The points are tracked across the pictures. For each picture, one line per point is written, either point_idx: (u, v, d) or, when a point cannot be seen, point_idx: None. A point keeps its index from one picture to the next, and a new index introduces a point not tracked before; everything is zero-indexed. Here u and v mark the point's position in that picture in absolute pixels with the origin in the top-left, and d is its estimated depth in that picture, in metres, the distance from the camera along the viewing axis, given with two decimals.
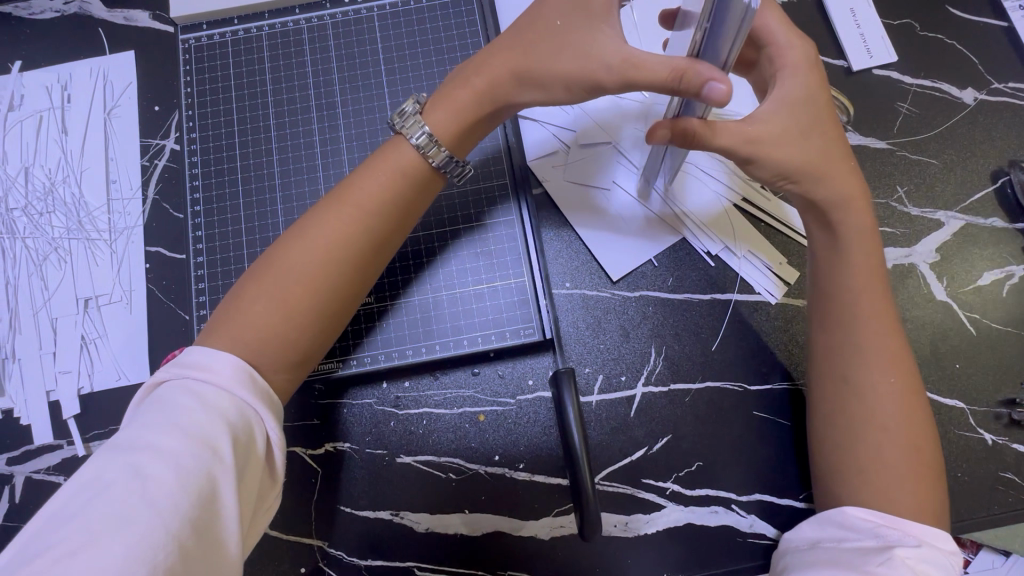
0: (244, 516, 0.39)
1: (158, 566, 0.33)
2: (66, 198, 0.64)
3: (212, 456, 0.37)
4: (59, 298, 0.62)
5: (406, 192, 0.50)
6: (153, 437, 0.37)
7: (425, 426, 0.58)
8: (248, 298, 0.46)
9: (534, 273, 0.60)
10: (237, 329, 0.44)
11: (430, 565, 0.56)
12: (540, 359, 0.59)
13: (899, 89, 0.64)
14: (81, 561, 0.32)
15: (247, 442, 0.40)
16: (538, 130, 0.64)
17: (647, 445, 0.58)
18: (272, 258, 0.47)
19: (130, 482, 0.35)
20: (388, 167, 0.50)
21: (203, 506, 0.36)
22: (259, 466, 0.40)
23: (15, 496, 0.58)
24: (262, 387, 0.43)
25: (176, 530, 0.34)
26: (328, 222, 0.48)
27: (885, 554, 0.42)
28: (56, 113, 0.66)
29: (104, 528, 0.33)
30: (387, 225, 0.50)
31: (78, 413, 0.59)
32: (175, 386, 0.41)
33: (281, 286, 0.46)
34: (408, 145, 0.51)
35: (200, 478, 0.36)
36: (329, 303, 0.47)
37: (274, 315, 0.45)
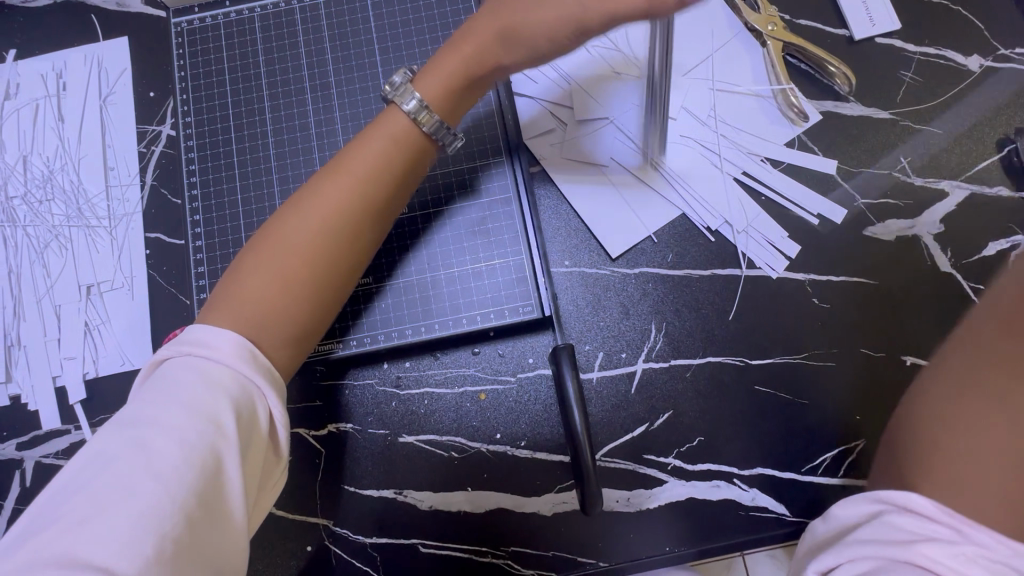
0: (250, 487, 0.40)
1: (166, 535, 0.34)
2: (65, 186, 0.65)
3: (214, 429, 0.37)
4: (61, 285, 0.63)
5: (398, 159, 0.50)
6: (156, 412, 0.38)
7: (426, 405, 0.59)
8: (245, 274, 0.46)
9: (532, 250, 0.60)
10: (237, 306, 0.44)
11: (434, 542, 0.57)
12: (540, 337, 0.59)
13: (902, 58, 0.63)
14: (91, 529, 0.33)
15: (250, 416, 0.40)
16: (534, 107, 0.63)
17: (648, 421, 0.58)
18: (271, 231, 0.47)
19: (132, 456, 0.36)
20: (385, 138, 0.50)
21: (208, 478, 0.36)
22: (262, 440, 0.40)
23: (26, 480, 0.59)
24: (262, 363, 0.43)
25: (182, 500, 0.35)
26: (327, 195, 0.48)
27: (913, 540, 0.38)
28: (51, 101, 0.66)
29: (110, 500, 0.34)
30: (385, 197, 0.50)
31: (84, 398, 0.60)
32: (176, 364, 0.40)
33: (281, 260, 0.46)
34: (403, 113, 0.50)
35: (204, 451, 0.37)
36: (330, 278, 0.47)
37: (276, 290, 0.45)
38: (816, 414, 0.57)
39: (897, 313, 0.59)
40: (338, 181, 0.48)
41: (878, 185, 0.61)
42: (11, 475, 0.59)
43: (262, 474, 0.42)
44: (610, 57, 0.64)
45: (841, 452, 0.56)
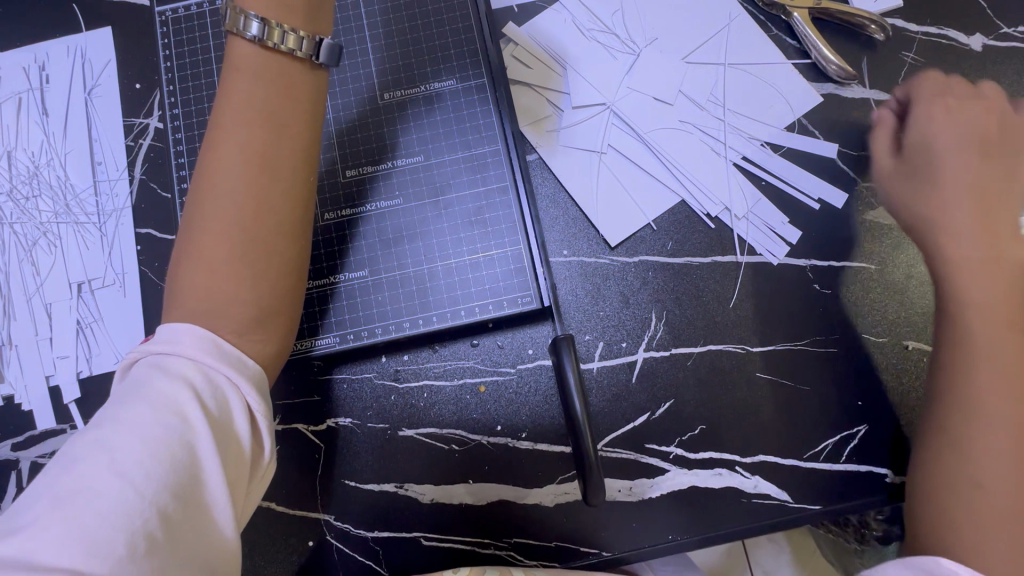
0: (232, 482, 0.39)
1: (138, 532, 0.33)
2: (52, 181, 0.63)
3: (182, 424, 0.37)
4: (52, 283, 0.62)
5: (281, 96, 0.45)
6: (124, 410, 0.37)
7: (426, 398, 0.58)
8: (189, 270, 0.43)
9: (531, 240, 0.58)
10: (198, 297, 0.42)
11: (436, 535, 0.57)
12: (540, 328, 0.59)
13: (904, 37, 0.62)
14: (57, 532, 0.32)
15: (222, 410, 0.39)
16: (531, 93, 0.62)
17: (649, 410, 0.57)
18: (195, 212, 0.44)
19: (100, 455, 0.35)
20: (248, 75, 0.45)
21: (181, 474, 0.36)
22: (240, 433, 0.39)
23: (23, 480, 0.58)
24: (232, 354, 0.41)
25: (153, 496, 0.34)
26: (230, 151, 0.43)
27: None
28: (35, 94, 0.64)
29: (78, 500, 0.33)
30: (293, 138, 0.45)
31: (78, 397, 0.59)
32: (143, 364, 0.40)
33: (221, 236, 0.43)
34: (247, 41, 0.45)
35: (172, 447, 0.36)
36: (280, 237, 0.44)
37: (231, 269, 0.42)
38: (818, 400, 0.57)
39: (899, 297, 0.58)
40: (232, 142, 0.43)
41: None
42: (7, 476, 0.58)
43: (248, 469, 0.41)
44: (607, 40, 0.63)
45: (843, 438, 0.56)
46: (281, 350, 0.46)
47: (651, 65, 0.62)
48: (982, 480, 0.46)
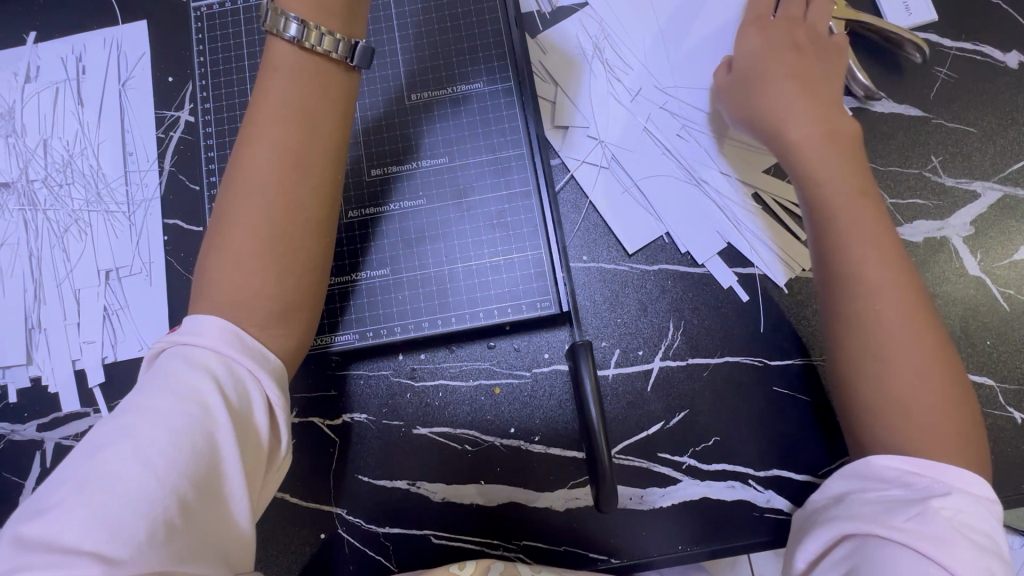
0: (249, 475, 0.39)
1: (157, 518, 0.34)
2: (85, 170, 0.65)
3: (203, 413, 0.37)
4: (81, 269, 0.63)
5: (313, 95, 0.46)
6: (148, 397, 0.38)
7: (441, 398, 0.59)
8: (217, 264, 0.44)
9: (551, 245, 0.58)
10: (224, 291, 0.43)
11: (446, 534, 0.57)
12: (557, 332, 0.59)
13: (938, 53, 0.61)
14: (80, 515, 0.33)
15: (242, 403, 0.39)
16: (555, 98, 0.62)
17: (663, 419, 0.57)
18: (225, 206, 0.44)
19: (124, 441, 0.36)
20: (285, 74, 0.45)
21: (201, 464, 0.36)
22: (259, 427, 0.40)
23: (46, 461, 0.60)
24: (254, 348, 0.41)
25: (173, 484, 0.35)
26: (263, 147, 0.44)
27: (920, 506, 0.39)
28: (72, 84, 0.66)
29: (100, 484, 0.34)
30: (325, 137, 0.46)
31: (102, 381, 0.61)
32: (167, 354, 0.41)
33: (249, 231, 0.43)
34: (284, 41, 0.45)
35: (193, 435, 0.36)
36: (308, 234, 0.45)
37: (259, 264, 0.43)
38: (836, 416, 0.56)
39: None
40: (263, 141, 0.44)
41: (908, 184, 0.60)
42: (32, 455, 0.60)
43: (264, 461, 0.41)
44: (636, 46, 0.63)
45: None
46: (302, 345, 0.47)
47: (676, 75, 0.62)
48: (881, 396, 0.45)
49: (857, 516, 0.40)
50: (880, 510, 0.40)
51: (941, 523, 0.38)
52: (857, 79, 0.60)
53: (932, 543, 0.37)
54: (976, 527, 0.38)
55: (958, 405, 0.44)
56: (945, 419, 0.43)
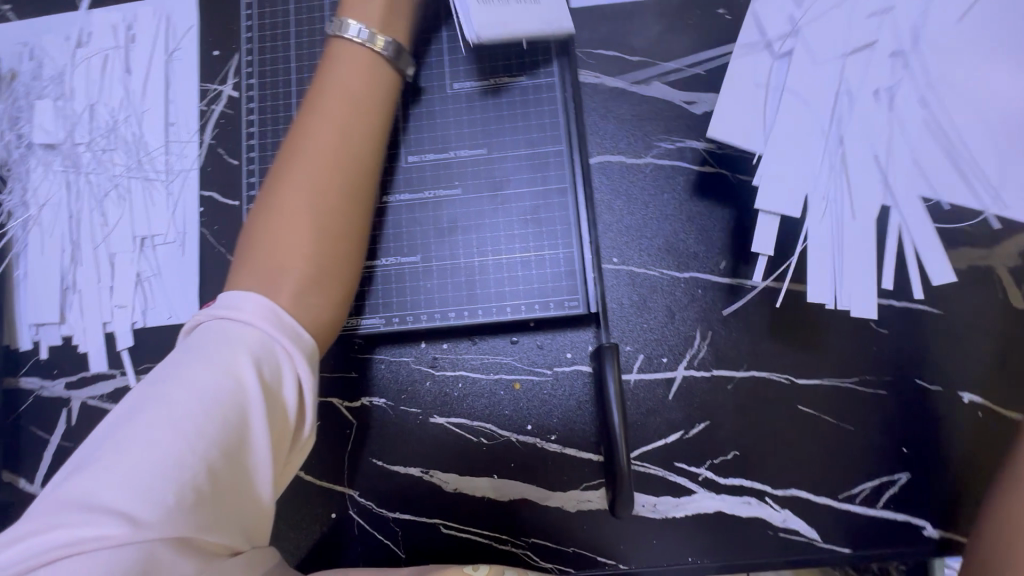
0: (274, 450, 0.40)
1: (186, 487, 0.35)
2: (127, 137, 0.66)
3: (236, 389, 0.37)
4: (117, 234, 0.64)
5: (364, 82, 0.50)
6: (185, 366, 0.38)
7: (460, 389, 0.59)
8: (261, 232, 0.45)
9: (583, 244, 0.57)
10: (265, 257, 0.43)
11: (455, 524, 0.57)
12: (581, 333, 0.58)
13: None
14: (115, 477, 0.34)
15: (275, 379, 0.39)
16: (598, 95, 0.62)
17: (683, 429, 0.57)
18: (275, 179, 0.46)
19: (160, 409, 0.36)
20: (337, 62, 0.50)
21: (229, 437, 0.37)
22: (288, 404, 0.40)
23: (71, 419, 0.61)
24: (289, 325, 0.41)
25: (202, 455, 0.36)
26: (319, 124, 0.47)
27: None
28: (120, 51, 0.67)
29: (134, 450, 0.35)
30: (373, 122, 0.49)
31: (131, 346, 0.62)
32: (208, 324, 0.41)
33: (297, 200, 0.45)
34: (340, 37, 0.51)
35: (225, 409, 0.37)
36: (347, 207, 0.46)
37: (299, 230, 0.44)
38: (860, 441, 0.55)
39: (959, 346, 0.56)
40: (312, 118, 0.47)
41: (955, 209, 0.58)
42: (58, 412, 0.61)
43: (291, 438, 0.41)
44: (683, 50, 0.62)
45: (881, 483, 0.54)
46: (333, 323, 0.46)
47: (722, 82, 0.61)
48: None
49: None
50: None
51: None
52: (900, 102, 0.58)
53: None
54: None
55: None
56: None
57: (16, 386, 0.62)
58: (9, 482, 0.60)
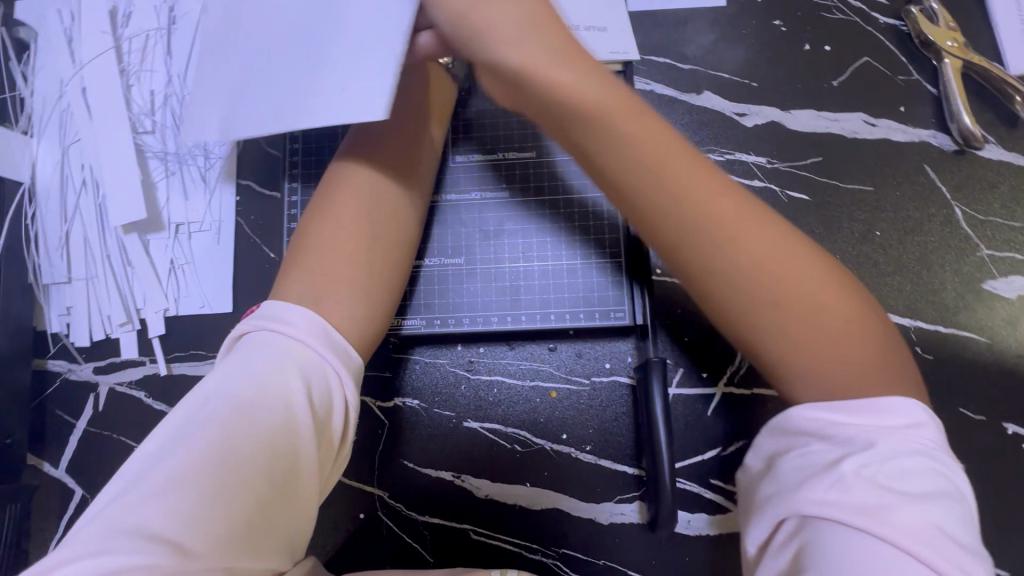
0: (321, 471, 0.38)
1: (237, 513, 0.33)
2: (165, 121, 0.64)
3: (287, 409, 0.37)
4: (152, 219, 0.63)
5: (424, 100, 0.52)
6: (233, 385, 0.37)
7: (496, 394, 0.58)
8: (314, 233, 0.44)
9: (630, 253, 0.56)
10: (318, 260, 0.43)
11: (485, 531, 0.57)
12: (622, 343, 0.57)
13: None
14: (162, 504, 0.32)
15: (323, 398, 0.38)
16: (648, 102, 0.61)
17: (721, 446, 0.56)
18: (331, 185, 0.47)
19: (209, 430, 0.35)
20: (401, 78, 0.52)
21: (279, 459, 0.36)
22: (335, 423, 0.39)
23: (99, 404, 0.61)
24: (339, 343, 0.41)
25: (253, 479, 0.34)
26: (376, 128, 0.49)
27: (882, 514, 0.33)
28: (162, 34, 0.65)
29: (182, 473, 0.33)
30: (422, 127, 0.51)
31: (162, 333, 0.61)
32: (252, 340, 0.40)
33: (353, 200, 0.45)
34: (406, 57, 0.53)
35: (275, 431, 0.36)
36: (403, 211, 0.48)
37: (353, 233, 0.44)
38: None
39: (1007, 377, 0.55)
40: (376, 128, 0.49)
41: (1008, 237, 0.57)
42: (85, 396, 0.61)
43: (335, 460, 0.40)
44: (739, 60, 0.61)
45: None
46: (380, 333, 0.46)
47: (775, 95, 0.60)
48: (789, 342, 0.38)
49: (782, 493, 0.37)
50: (790, 484, 0.36)
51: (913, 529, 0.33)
52: (961, 121, 0.57)
53: (866, 513, 0.33)
54: (917, 470, 0.35)
55: (883, 339, 0.39)
56: (866, 363, 0.38)
57: (43, 368, 0.62)
58: (32, 465, 0.60)
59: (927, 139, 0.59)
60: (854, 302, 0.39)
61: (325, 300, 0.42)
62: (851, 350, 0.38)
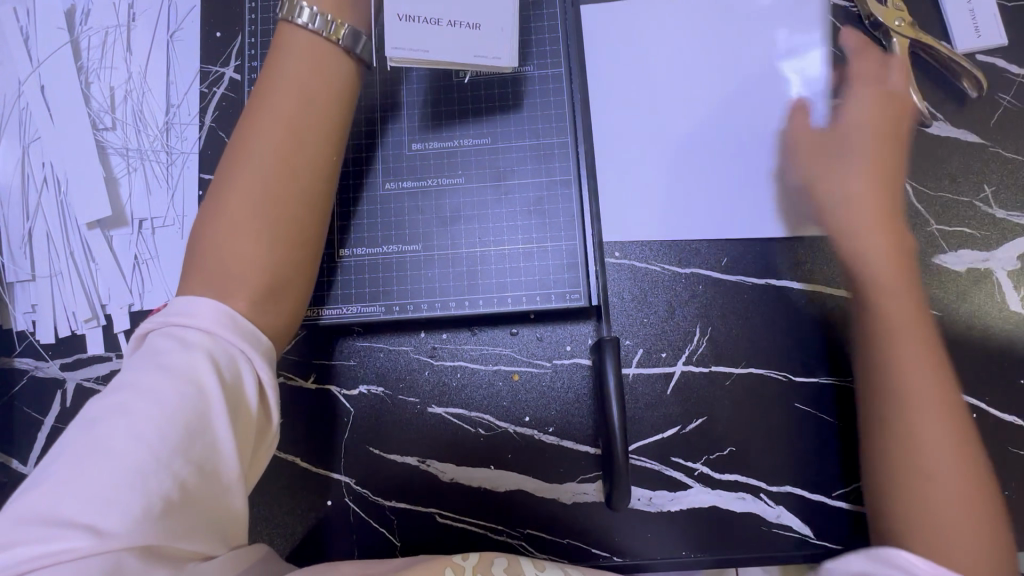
0: (240, 448, 0.39)
1: (155, 494, 0.34)
2: (126, 118, 0.65)
3: (197, 391, 0.37)
4: (116, 215, 0.63)
5: (317, 72, 0.48)
6: (139, 375, 0.37)
7: (458, 379, 0.59)
8: (211, 232, 0.44)
9: (586, 237, 0.57)
10: (218, 258, 0.43)
11: (451, 514, 0.57)
12: (582, 325, 0.58)
13: (1004, 79, 0.59)
14: (76, 491, 0.33)
15: (234, 378, 0.39)
16: (605, 89, 0.61)
17: (680, 424, 0.57)
18: (223, 181, 0.45)
19: (117, 418, 0.35)
20: (291, 50, 0.48)
21: (195, 441, 0.36)
22: (250, 402, 0.40)
23: (66, 401, 0.61)
24: (247, 326, 0.41)
25: (167, 460, 0.35)
26: (265, 117, 0.46)
27: None
28: (121, 31, 0.66)
29: (95, 460, 0.34)
30: (321, 110, 0.47)
31: (128, 329, 0.61)
32: (158, 334, 0.40)
33: (245, 200, 0.44)
34: (295, 24, 0.48)
35: (187, 412, 0.36)
36: (304, 205, 0.46)
37: (251, 231, 0.43)
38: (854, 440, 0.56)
39: (958, 349, 0.56)
40: (264, 114, 0.46)
41: (957, 211, 0.58)
42: (52, 393, 0.61)
43: (255, 437, 0.41)
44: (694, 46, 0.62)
45: None
46: (288, 325, 0.46)
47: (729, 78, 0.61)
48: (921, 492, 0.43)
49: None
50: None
51: None
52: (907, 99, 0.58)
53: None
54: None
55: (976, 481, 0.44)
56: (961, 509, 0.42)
57: (9, 366, 0.62)
58: (1, 462, 0.60)
59: None
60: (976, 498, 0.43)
61: (228, 296, 0.42)
62: (965, 518, 0.42)
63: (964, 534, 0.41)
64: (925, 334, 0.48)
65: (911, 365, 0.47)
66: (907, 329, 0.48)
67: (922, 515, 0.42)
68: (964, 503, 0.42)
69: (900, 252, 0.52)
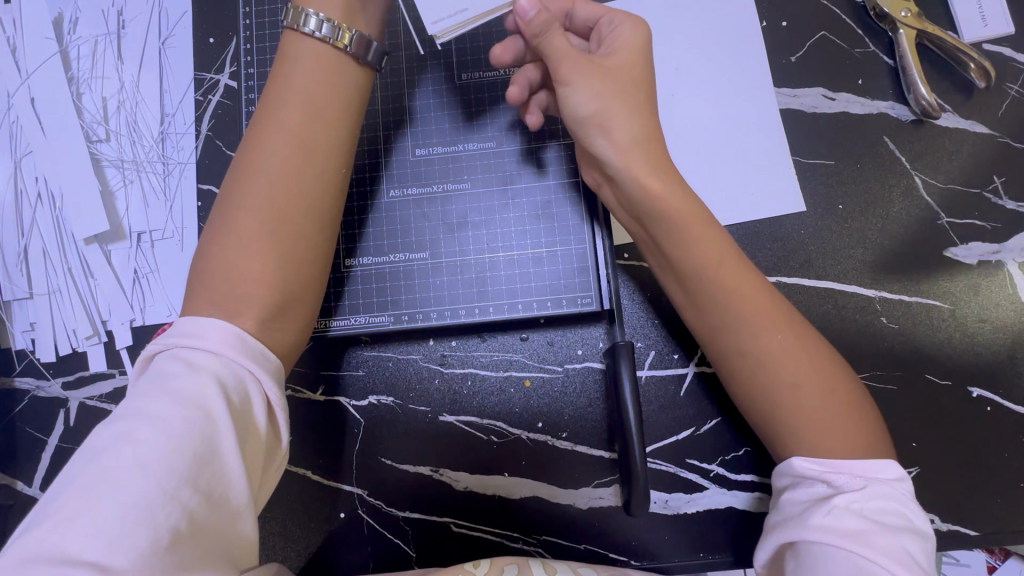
0: (249, 473, 0.38)
1: (163, 525, 0.33)
2: (120, 128, 0.63)
3: (205, 418, 0.36)
4: (112, 229, 0.62)
5: (326, 84, 0.47)
6: (146, 401, 0.37)
7: (469, 386, 0.58)
8: (218, 250, 0.43)
9: (595, 240, 0.56)
10: (227, 277, 0.42)
11: (466, 523, 0.57)
12: (594, 329, 0.58)
13: (1012, 68, 0.59)
14: (81, 526, 0.32)
15: (243, 402, 0.38)
16: None
17: (695, 425, 0.56)
18: (230, 198, 0.44)
19: (123, 448, 0.34)
20: (301, 63, 0.47)
21: (203, 469, 0.35)
22: (259, 424, 0.39)
23: (70, 420, 0.60)
24: (255, 348, 0.40)
25: (175, 490, 0.34)
26: (275, 129, 0.45)
27: (828, 504, 0.41)
28: (112, 39, 0.64)
29: (101, 492, 0.33)
30: (329, 124, 0.47)
31: (130, 344, 0.60)
32: (165, 357, 0.39)
33: (255, 216, 0.43)
34: (303, 35, 0.47)
35: (195, 440, 0.35)
36: (313, 222, 0.45)
37: (260, 250, 0.43)
38: None
39: (970, 342, 0.56)
40: (270, 128, 0.45)
41: (967, 203, 0.58)
42: (55, 413, 0.60)
43: (263, 460, 0.41)
44: (699, 40, 0.61)
45: None
46: (297, 344, 0.46)
47: (734, 73, 0.60)
48: (795, 406, 0.45)
49: (786, 521, 0.43)
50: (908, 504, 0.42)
51: (844, 518, 0.40)
52: (917, 92, 0.57)
53: (848, 536, 0.40)
54: (888, 509, 0.41)
55: (846, 394, 0.46)
56: (844, 420, 0.45)
57: (10, 387, 0.60)
58: (7, 484, 0.59)
59: (885, 110, 0.59)
60: (851, 409, 0.45)
61: (240, 316, 0.41)
62: (848, 429, 0.45)
63: (845, 439, 0.44)
64: (731, 256, 0.47)
65: (752, 288, 0.47)
66: (713, 262, 0.47)
67: (804, 426, 0.45)
68: (841, 412, 0.45)
69: (662, 168, 0.48)
